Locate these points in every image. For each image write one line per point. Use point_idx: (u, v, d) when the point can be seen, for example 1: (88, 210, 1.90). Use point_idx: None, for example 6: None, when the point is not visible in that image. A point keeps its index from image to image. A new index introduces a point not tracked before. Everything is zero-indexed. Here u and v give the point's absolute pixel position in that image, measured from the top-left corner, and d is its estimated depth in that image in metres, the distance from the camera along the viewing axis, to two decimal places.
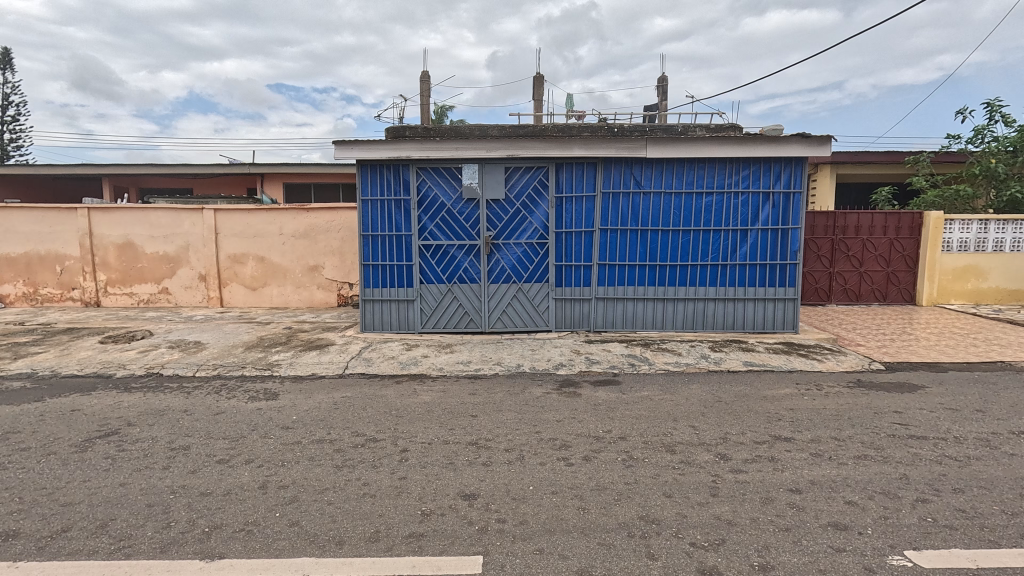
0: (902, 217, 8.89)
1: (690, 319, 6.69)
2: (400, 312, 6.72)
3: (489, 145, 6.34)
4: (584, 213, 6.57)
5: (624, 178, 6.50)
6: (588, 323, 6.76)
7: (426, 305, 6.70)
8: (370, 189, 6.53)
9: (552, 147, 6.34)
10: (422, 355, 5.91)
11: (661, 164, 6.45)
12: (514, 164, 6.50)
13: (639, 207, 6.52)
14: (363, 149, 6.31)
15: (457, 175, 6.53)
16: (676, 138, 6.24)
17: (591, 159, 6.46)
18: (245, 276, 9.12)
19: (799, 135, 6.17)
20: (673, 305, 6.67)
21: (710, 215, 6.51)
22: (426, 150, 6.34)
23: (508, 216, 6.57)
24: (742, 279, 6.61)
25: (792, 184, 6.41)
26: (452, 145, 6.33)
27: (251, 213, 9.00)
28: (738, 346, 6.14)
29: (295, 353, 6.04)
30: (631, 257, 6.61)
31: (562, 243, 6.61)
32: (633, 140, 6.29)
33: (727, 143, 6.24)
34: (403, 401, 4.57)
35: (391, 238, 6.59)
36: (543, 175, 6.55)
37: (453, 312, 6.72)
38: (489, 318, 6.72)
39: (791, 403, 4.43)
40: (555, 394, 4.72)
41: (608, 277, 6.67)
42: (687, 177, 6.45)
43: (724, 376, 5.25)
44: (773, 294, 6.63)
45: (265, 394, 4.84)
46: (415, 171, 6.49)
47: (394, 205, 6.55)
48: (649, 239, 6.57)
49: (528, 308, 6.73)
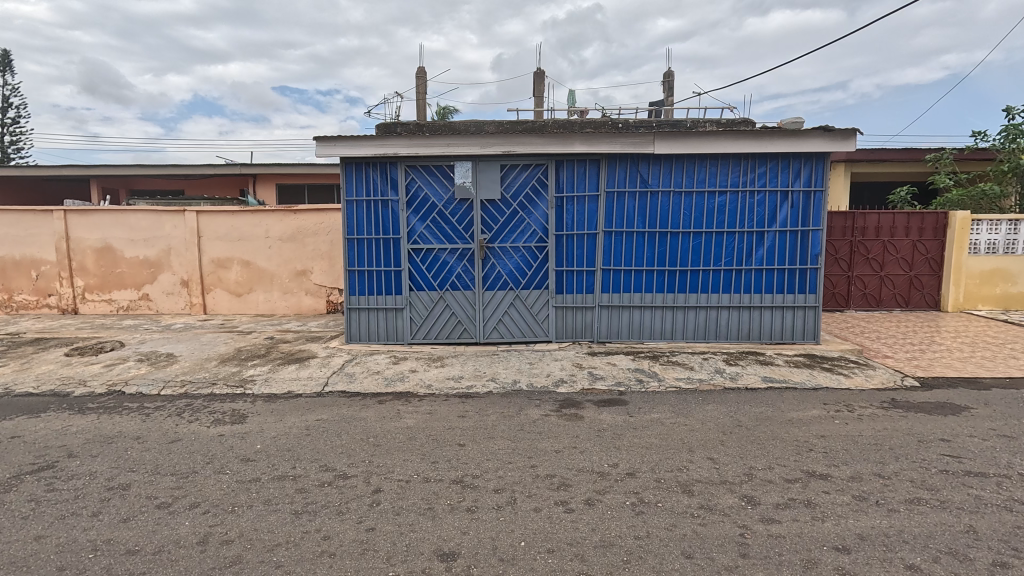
0: (925, 218, 8.35)
1: (702, 329, 6.18)
2: (388, 322, 6.24)
3: (483, 141, 5.85)
4: (586, 214, 6.08)
5: (629, 177, 6.00)
6: (591, 333, 6.26)
7: (416, 314, 6.21)
8: (356, 189, 6.05)
9: (551, 143, 5.84)
10: (410, 370, 5.42)
11: (670, 160, 5.95)
12: (511, 162, 6.01)
13: (646, 208, 6.02)
14: (347, 146, 5.83)
15: (449, 173, 6.04)
16: (687, 133, 5.74)
17: (593, 156, 5.96)
18: (229, 281, 8.66)
19: (821, 129, 5.65)
20: (683, 313, 6.17)
21: (724, 216, 6.00)
22: (415, 147, 5.86)
23: (504, 217, 6.08)
24: (759, 285, 6.09)
25: (813, 182, 5.90)
26: (443, 140, 5.84)
27: (235, 215, 8.55)
28: (755, 358, 5.62)
29: (272, 368, 5.56)
30: (638, 261, 6.11)
31: (563, 247, 6.12)
32: (639, 135, 5.79)
33: (742, 138, 5.72)
34: (384, 426, 4.08)
35: (378, 242, 6.11)
36: (542, 174, 6.06)
37: (446, 322, 6.24)
38: (484, 328, 6.22)
39: (821, 428, 3.92)
40: (555, 417, 4.22)
41: (613, 283, 6.16)
42: (698, 176, 5.95)
43: (743, 395, 4.74)
44: (793, 302, 6.11)
45: (232, 416, 4.36)
46: (403, 170, 6.01)
47: (381, 206, 6.07)
48: (658, 243, 6.07)
49: (526, 317, 6.23)
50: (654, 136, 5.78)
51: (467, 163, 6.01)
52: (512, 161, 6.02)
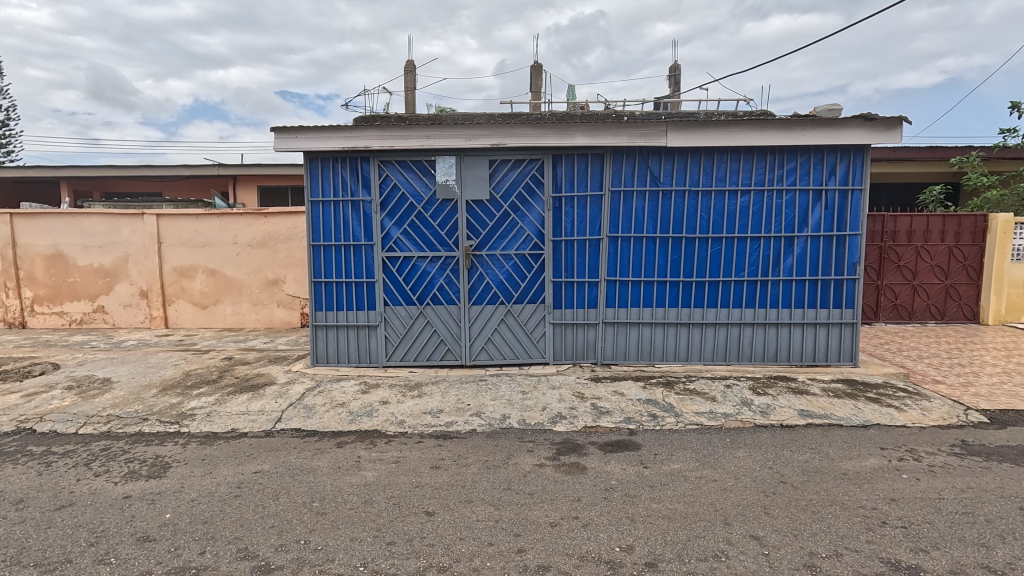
0: (963, 220, 7.54)
1: (721, 349, 5.36)
2: (360, 342, 5.41)
3: (468, 132, 5.05)
4: (588, 217, 5.27)
5: (637, 174, 5.19)
6: (594, 354, 5.44)
7: (392, 332, 5.39)
8: (322, 187, 5.25)
9: (547, 134, 5.05)
10: (380, 402, 4.57)
11: (685, 154, 5.15)
12: (500, 156, 5.22)
13: (657, 209, 5.21)
14: (311, 137, 5.03)
15: (430, 170, 5.23)
16: (705, 122, 4.93)
17: (596, 149, 5.16)
18: (193, 292, 7.84)
19: (862, 117, 4.84)
20: (699, 331, 5.35)
21: (747, 219, 5.19)
22: (389, 138, 5.04)
23: (493, 221, 5.27)
24: (787, 298, 5.27)
25: (850, 179, 5.10)
26: (421, 131, 5.03)
27: (199, 219, 7.73)
28: (786, 386, 4.78)
29: (220, 398, 4.72)
30: (647, 271, 5.30)
31: (561, 254, 5.31)
32: (649, 125, 4.99)
33: (769, 128, 4.92)
34: (336, 483, 3.25)
35: (348, 249, 5.30)
36: (537, 170, 5.26)
37: (427, 341, 5.41)
38: (470, 348, 5.40)
39: (888, 488, 3.08)
40: (550, 470, 3.38)
41: (620, 296, 5.35)
42: (717, 172, 5.15)
43: (779, 435, 3.90)
44: (826, 318, 5.30)
45: (152, 467, 3.51)
46: (376, 165, 5.20)
47: (351, 208, 5.26)
48: (671, 250, 5.25)
49: (518, 335, 5.41)
50: (666, 126, 4.98)
51: (451, 158, 5.20)
52: (501, 155, 5.21)
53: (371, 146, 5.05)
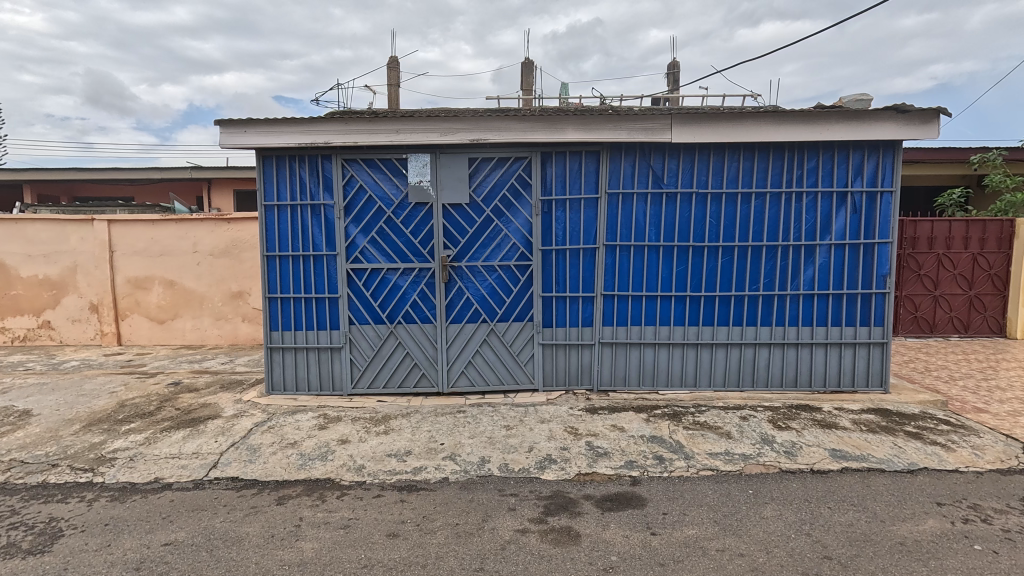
0: (987, 226, 6.95)
1: (733, 373, 4.72)
2: (322, 367, 4.73)
3: (444, 126, 4.40)
4: (582, 223, 4.63)
5: (638, 173, 4.56)
6: (589, 379, 4.78)
7: (359, 355, 4.72)
8: (278, 189, 4.58)
9: (534, 128, 4.40)
10: (338, 442, 3.89)
11: (691, 152, 4.53)
12: (482, 154, 4.57)
13: (661, 214, 4.57)
14: (262, 132, 4.36)
15: (401, 169, 4.58)
16: (716, 115, 4.31)
17: (591, 146, 4.53)
18: (149, 305, 7.13)
19: (894, 110, 4.24)
20: (709, 352, 4.71)
21: (762, 225, 4.56)
22: (353, 133, 4.38)
23: (474, 228, 4.63)
24: (808, 315, 4.65)
25: (878, 180, 4.49)
26: (390, 125, 4.38)
27: (156, 225, 7.03)
28: (811, 418, 4.13)
29: (150, 436, 4.01)
30: (650, 284, 4.66)
31: (550, 266, 4.66)
32: (651, 118, 4.36)
33: (788, 122, 4.31)
34: (263, 561, 2.56)
35: (307, 260, 4.63)
36: (524, 170, 4.61)
37: (398, 366, 4.74)
38: (448, 373, 4.73)
39: (964, 568, 2.42)
40: (535, 539, 2.71)
41: (618, 313, 4.70)
42: (728, 172, 4.52)
43: (811, 485, 3.24)
44: (852, 337, 4.67)
45: (39, 537, 2.80)
46: (340, 164, 4.54)
47: (311, 213, 4.60)
48: (677, 260, 4.61)
49: (503, 358, 4.74)
50: (671, 119, 4.35)
51: (425, 156, 4.56)
52: (483, 152, 4.57)
53: (333, 142, 4.39)
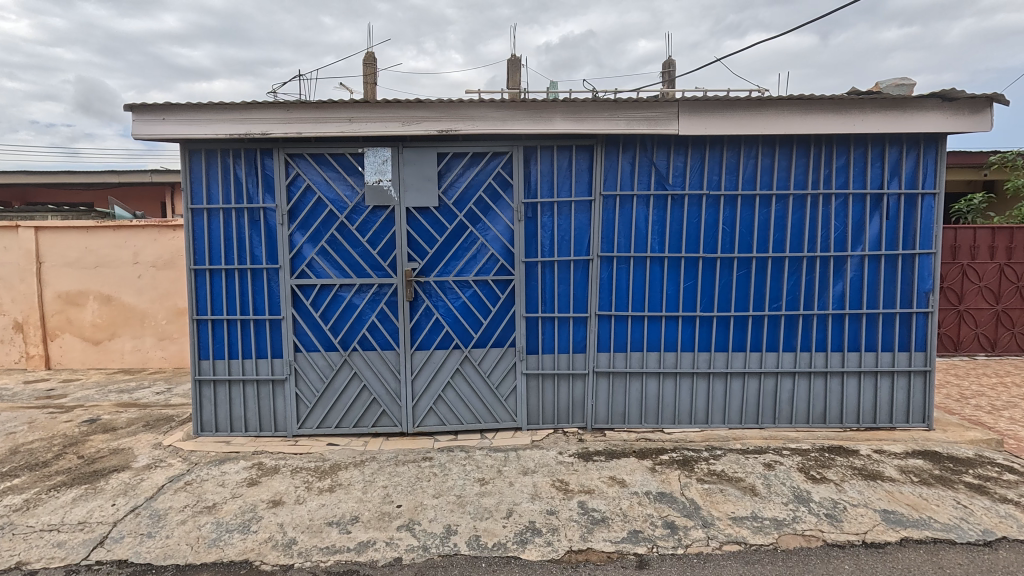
0: (1015, 234, 6.33)
1: (751, 408, 4.01)
2: (262, 403, 3.94)
3: (406, 113, 3.65)
4: (572, 231, 3.91)
5: (638, 171, 3.86)
6: (582, 415, 4.04)
7: (306, 389, 3.94)
8: (209, 190, 3.81)
9: (514, 117, 3.68)
10: (268, 504, 3.08)
11: (701, 146, 3.85)
12: (454, 149, 3.84)
13: (665, 219, 3.87)
14: (184, 119, 3.58)
15: (356, 166, 3.83)
16: (731, 102, 3.63)
17: (583, 139, 3.83)
18: (83, 324, 6.28)
19: (940, 97, 3.59)
20: (722, 383, 4.00)
21: (784, 233, 3.88)
22: (297, 122, 3.62)
23: (444, 236, 3.89)
24: (838, 339, 3.96)
25: (918, 180, 3.83)
26: (342, 112, 3.62)
27: (90, 233, 6.20)
28: (850, 466, 3.42)
29: (32, 497, 3.17)
30: (653, 303, 3.94)
31: (535, 281, 3.94)
32: (654, 106, 3.66)
33: (815, 111, 3.64)
34: None
35: (244, 275, 3.86)
36: (504, 167, 3.90)
37: (354, 402, 3.96)
38: (413, 410, 3.97)
39: None
40: None
41: (616, 337, 3.97)
42: (744, 170, 3.84)
43: (869, 567, 2.50)
44: (889, 364, 3.97)
45: None
46: (282, 160, 3.79)
47: (249, 218, 3.84)
48: (684, 274, 3.91)
49: (479, 391, 3.99)
50: (677, 106, 3.66)
51: (386, 151, 3.82)
52: (454, 147, 3.84)
53: (271, 132, 3.62)
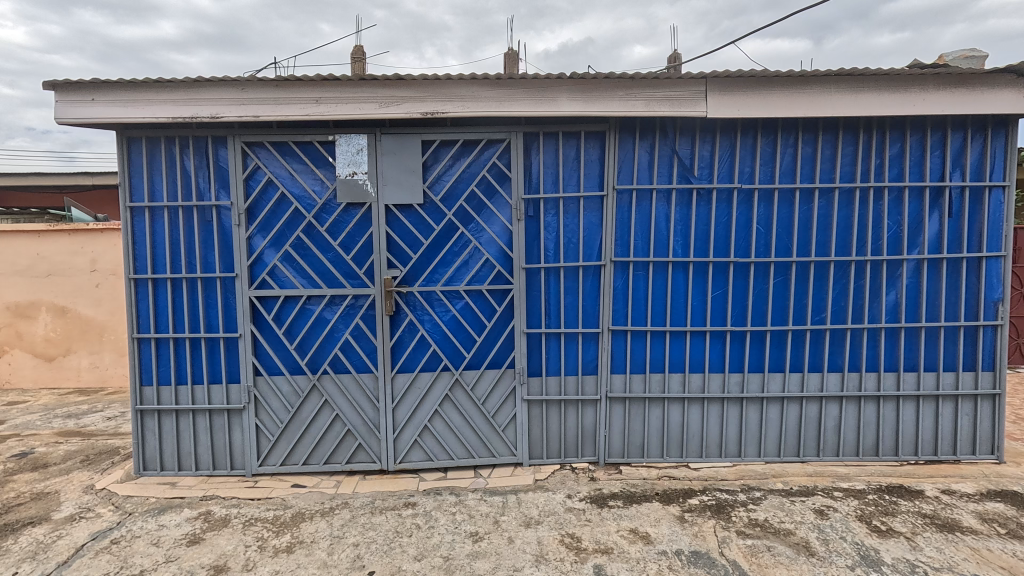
0: None
1: (791, 438, 3.43)
2: (216, 437, 3.34)
3: (384, 93, 3.07)
4: (581, 231, 3.33)
5: (657, 162, 3.29)
6: (594, 447, 3.46)
7: (268, 420, 3.34)
8: (152, 185, 3.23)
9: (512, 96, 3.10)
10: (208, 572, 2.46)
11: (731, 132, 3.29)
12: (441, 136, 3.26)
13: (690, 218, 3.31)
14: (118, 100, 2.99)
15: (326, 157, 3.25)
16: (769, 79, 3.08)
17: (593, 124, 3.26)
18: (34, 339, 5.67)
19: (1014, 72, 3.03)
20: (757, 409, 3.43)
21: (828, 233, 3.31)
22: (253, 103, 3.02)
23: (429, 238, 3.31)
24: (893, 357, 3.38)
25: (985, 171, 3.26)
26: (307, 91, 3.04)
27: (42, 238, 5.60)
28: (919, 514, 2.83)
29: None
30: (675, 316, 3.37)
31: (538, 291, 3.36)
32: (677, 84, 3.10)
33: (867, 89, 3.09)
34: None
35: (194, 285, 3.27)
36: (500, 158, 3.32)
37: (324, 434, 3.36)
38: (394, 443, 3.37)
39: None
40: None
41: (633, 356, 3.40)
42: (782, 161, 3.29)
43: None
44: (952, 387, 3.39)
45: None
46: (238, 150, 3.20)
47: (199, 218, 3.25)
48: (712, 282, 3.34)
49: (472, 420, 3.40)
50: (705, 84, 3.10)
51: (361, 139, 3.24)
52: (441, 133, 3.25)
53: (222, 115, 3.03)
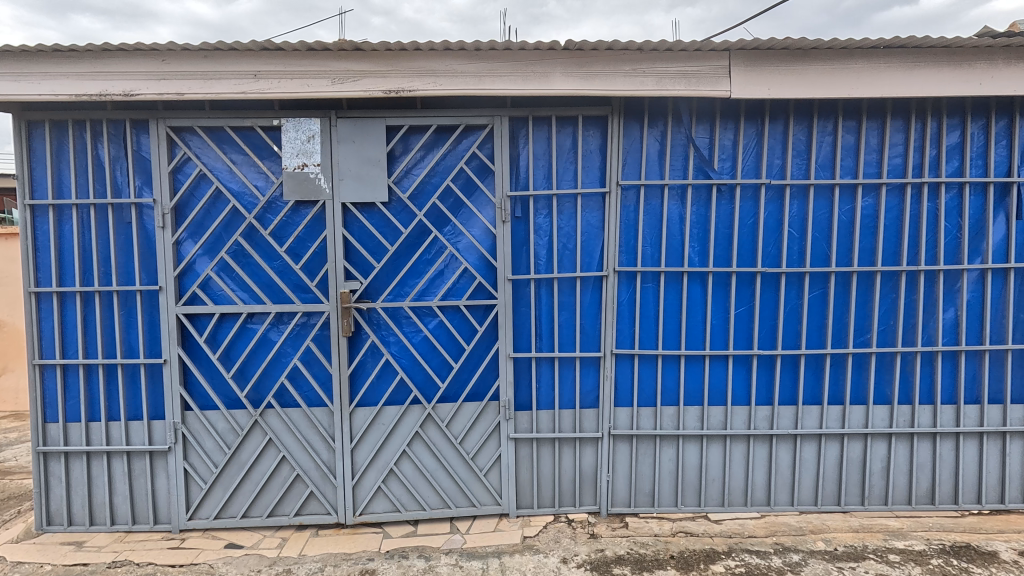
0: None
1: (830, 482, 2.87)
2: (137, 484, 2.75)
3: (338, 67, 2.51)
4: (579, 235, 2.78)
5: (670, 152, 2.74)
6: (595, 494, 2.88)
7: (200, 463, 2.75)
8: (58, 178, 2.65)
9: (495, 70, 2.55)
10: None
11: (758, 118, 2.75)
12: (410, 121, 2.69)
13: (709, 219, 2.76)
14: (6, 72, 2.41)
15: (270, 146, 2.69)
16: (806, 52, 2.54)
17: (592, 107, 2.71)
18: None
19: None
20: (789, 448, 2.86)
21: (873, 238, 2.77)
22: (176, 77, 2.46)
23: (396, 244, 2.74)
24: (951, 386, 2.83)
25: None
26: (243, 64, 2.48)
27: None
28: None
29: None
30: (692, 337, 2.82)
31: (527, 308, 2.80)
32: (695, 58, 2.55)
33: (924, 64, 2.55)
34: None
35: (109, 299, 2.69)
36: (481, 148, 2.76)
37: (268, 481, 2.77)
38: (353, 491, 2.79)
39: None
40: None
41: (640, 384, 2.84)
42: (818, 152, 2.75)
43: None
44: (1021, 422, 2.83)
45: None
46: (162, 136, 2.63)
47: (116, 219, 2.67)
48: (736, 297, 2.79)
49: (448, 462, 2.83)
50: (727, 57, 2.56)
51: (312, 124, 2.68)
52: (410, 117, 2.69)
53: (138, 92, 2.45)
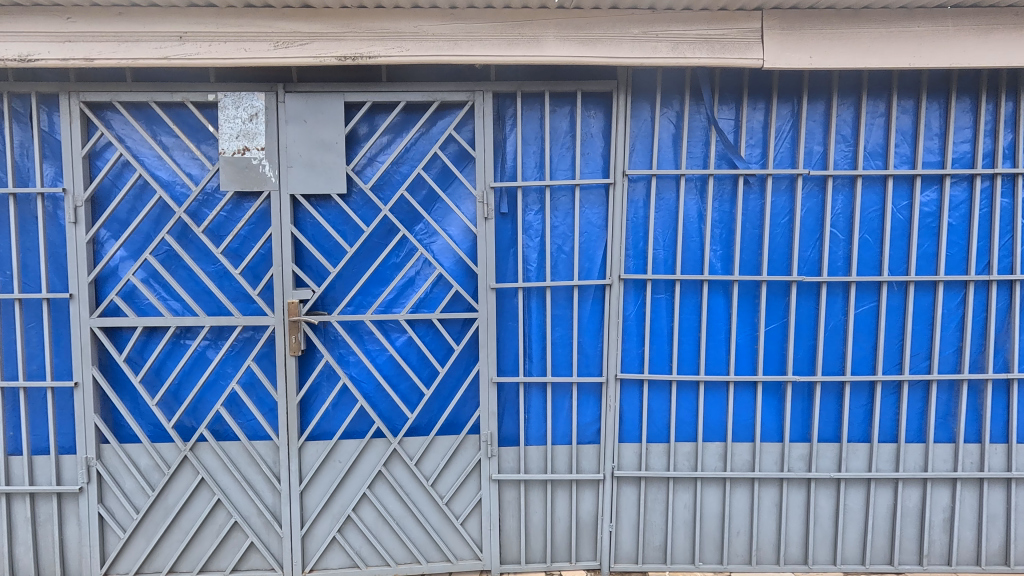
0: None
1: (879, 537, 2.37)
2: (43, 531, 2.29)
3: (282, 28, 2.05)
4: (576, 235, 2.30)
5: (687, 136, 2.27)
6: (595, 548, 2.39)
7: (119, 506, 2.29)
8: None
9: (474, 34, 2.08)
10: None
11: (796, 95, 2.27)
12: (373, 97, 2.23)
13: (735, 218, 2.27)
14: None
15: (206, 126, 2.25)
16: (857, 12, 2.07)
17: (594, 81, 2.25)
18: None
19: None
20: (831, 495, 2.37)
21: (935, 241, 2.28)
22: (85, 39, 2.01)
23: (355, 245, 2.28)
24: None
25: None
26: (167, 23, 2.03)
27: None
28: None
29: None
30: (713, 360, 2.33)
31: (515, 322, 2.32)
32: (719, 19, 2.08)
33: (1005, 26, 2.06)
34: None
35: (12, 309, 2.24)
36: (459, 130, 2.30)
37: (201, 529, 2.30)
38: (302, 543, 2.32)
39: None
40: None
41: (650, 416, 2.35)
42: (867, 136, 2.27)
43: None
44: None
45: None
46: (74, 113, 2.18)
47: (19, 212, 2.23)
48: (768, 312, 2.31)
49: (417, 508, 2.34)
50: (760, 18, 2.08)
51: (256, 99, 2.22)
52: (373, 92, 2.23)
53: (37, 57, 2.01)
